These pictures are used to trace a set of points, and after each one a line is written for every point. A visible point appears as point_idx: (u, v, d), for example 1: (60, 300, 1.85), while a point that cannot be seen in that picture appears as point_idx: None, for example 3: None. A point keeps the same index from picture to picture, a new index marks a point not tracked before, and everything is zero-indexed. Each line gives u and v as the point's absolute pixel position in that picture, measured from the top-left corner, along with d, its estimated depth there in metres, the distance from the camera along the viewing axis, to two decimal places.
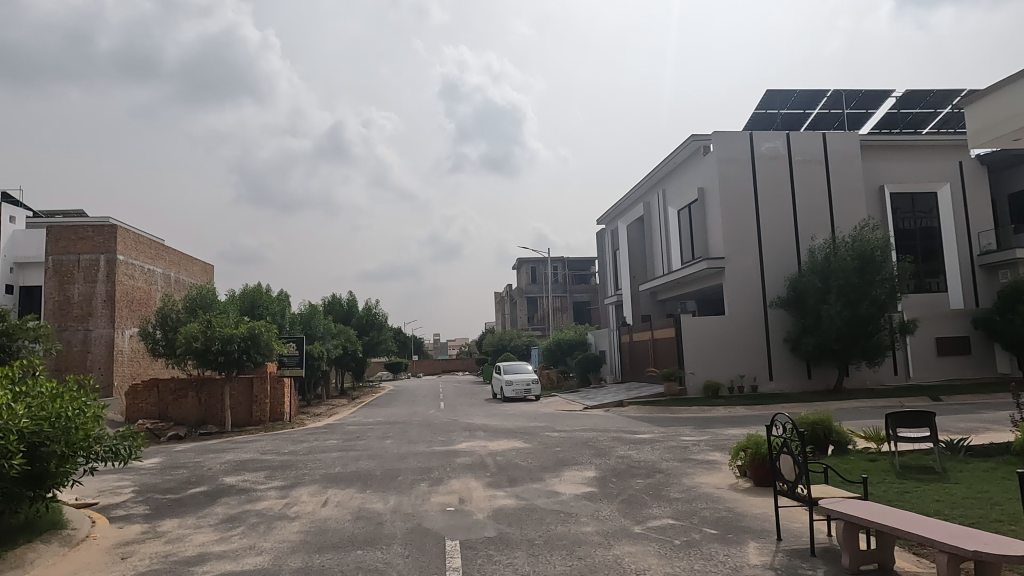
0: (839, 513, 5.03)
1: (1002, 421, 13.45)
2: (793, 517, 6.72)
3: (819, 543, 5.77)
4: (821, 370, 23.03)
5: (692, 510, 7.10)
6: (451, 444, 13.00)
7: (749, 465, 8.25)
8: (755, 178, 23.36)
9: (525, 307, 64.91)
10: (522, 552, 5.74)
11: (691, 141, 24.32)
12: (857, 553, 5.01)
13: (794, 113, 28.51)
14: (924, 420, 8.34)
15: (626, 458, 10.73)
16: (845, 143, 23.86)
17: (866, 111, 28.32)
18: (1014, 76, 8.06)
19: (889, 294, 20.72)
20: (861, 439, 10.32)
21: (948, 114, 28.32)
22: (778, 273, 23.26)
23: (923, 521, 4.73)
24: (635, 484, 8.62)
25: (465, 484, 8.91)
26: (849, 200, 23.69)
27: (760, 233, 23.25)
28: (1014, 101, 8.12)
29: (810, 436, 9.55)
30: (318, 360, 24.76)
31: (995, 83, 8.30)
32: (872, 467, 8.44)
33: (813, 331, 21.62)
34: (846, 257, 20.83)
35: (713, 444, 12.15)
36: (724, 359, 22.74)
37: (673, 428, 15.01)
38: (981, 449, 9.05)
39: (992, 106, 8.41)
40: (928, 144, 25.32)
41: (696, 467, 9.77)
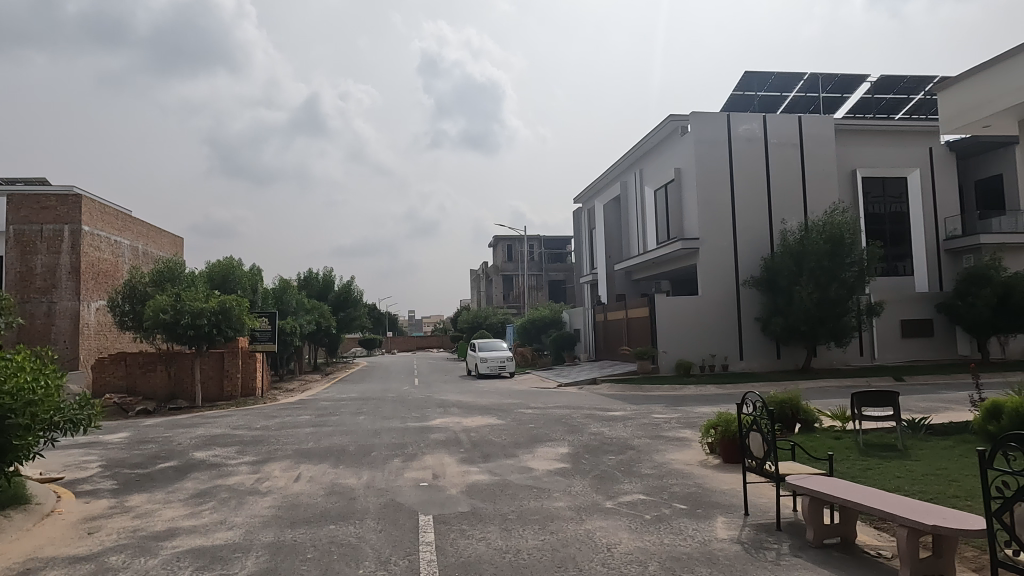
0: (805, 489, 5.13)
1: (961, 401, 13.88)
2: (760, 493, 6.85)
3: (784, 518, 5.92)
4: (789, 351, 23.48)
5: (662, 485, 7.23)
6: (425, 420, 12.99)
7: (719, 443, 8.40)
8: (731, 160, 23.51)
9: (500, 285, 64.68)
10: (495, 526, 5.79)
11: (668, 121, 24.31)
12: (821, 528, 5.14)
13: (770, 96, 28.67)
14: (889, 400, 8.53)
15: (598, 435, 10.85)
16: (820, 127, 24.07)
17: (842, 96, 28.54)
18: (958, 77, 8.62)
19: (857, 277, 21.18)
20: (827, 418, 10.56)
21: (920, 100, 28.70)
22: (751, 254, 23.54)
23: (886, 497, 4.85)
24: (607, 460, 8.74)
25: (439, 460, 8.94)
26: (822, 184, 23.98)
27: (734, 214, 23.45)
28: (956, 101, 8.67)
29: (778, 414, 9.73)
30: (290, 335, 24.48)
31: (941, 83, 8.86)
32: (837, 444, 8.65)
33: (783, 311, 22.00)
34: (817, 239, 21.21)
35: (684, 422, 12.33)
36: (695, 338, 23.06)
37: (645, 406, 15.20)
38: (940, 428, 9.33)
39: (942, 104, 8.88)
40: (901, 130, 25.64)
41: (666, 444, 9.93)
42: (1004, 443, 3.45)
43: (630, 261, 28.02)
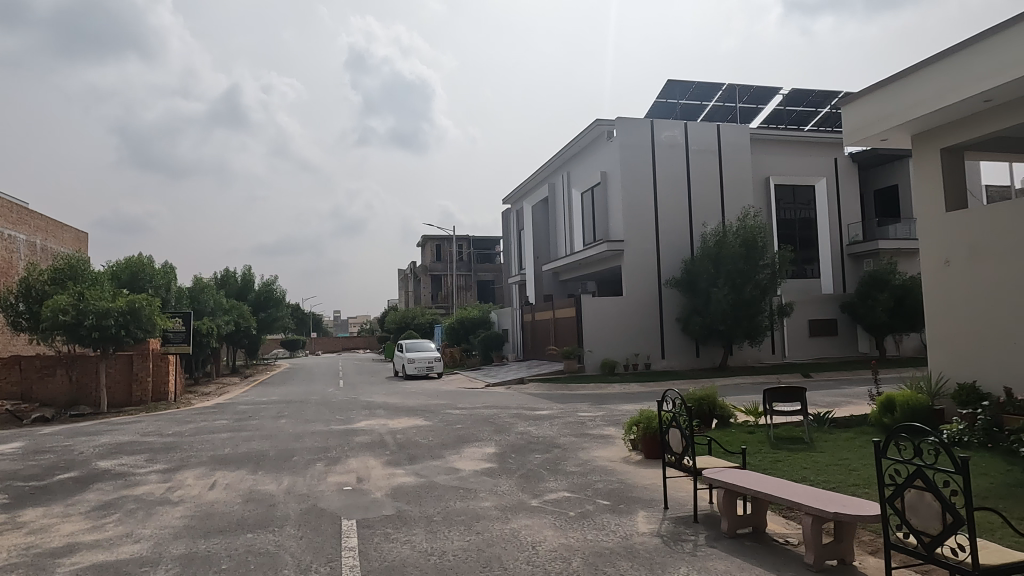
0: (719, 482, 5.35)
1: (861, 395, 14.88)
2: (679, 487, 7.11)
3: (701, 510, 6.16)
4: (708, 349, 24.46)
5: (587, 482, 7.37)
6: (350, 423, 12.71)
7: (641, 440, 8.65)
8: (654, 165, 24.27)
9: (428, 286, 64.14)
10: (421, 528, 5.73)
11: (595, 125, 24.79)
12: (735, 518, 5.38)
13: (691, 104, 29.77)
14: (797, 396, 9.04)
15: (524, 434, 10.94)
16: (736, 135, 25.21)
17: (757, 107, 29.99)
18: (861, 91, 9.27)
19: (770, 279, 22.32)
20: (742, 414, 11.08)
21: (827, 113, 30.55)
22: (672, 255, 24.36)
23: (792, 487, 5.14)
24: (533, 459, 8.82)
25: (364, 463, 8.76)
26: (738, 190, 25.11)
27: (657, 218, 24.21)
28: (860, 113, 9.33)
29: (697, 410, 10.12)
30: (207, 336, 23.39)
31: (847, 96, 9.49)
32: (750, 438, 9.09)
33: (702, 311, 22.91)
34: (733, 243, 22.23)
35: (608, 419, 12.64)
36: (620, 338, 23.66)
37: (571, 404, 15.46)
38: (842, 421, 9.98)
39: (848, 116, 9.53)
40: (810, 141, 27.20)
41: (591, 442, 10.13)
42: (896, 436, 3.67)
43: (557, 262, 28.42)
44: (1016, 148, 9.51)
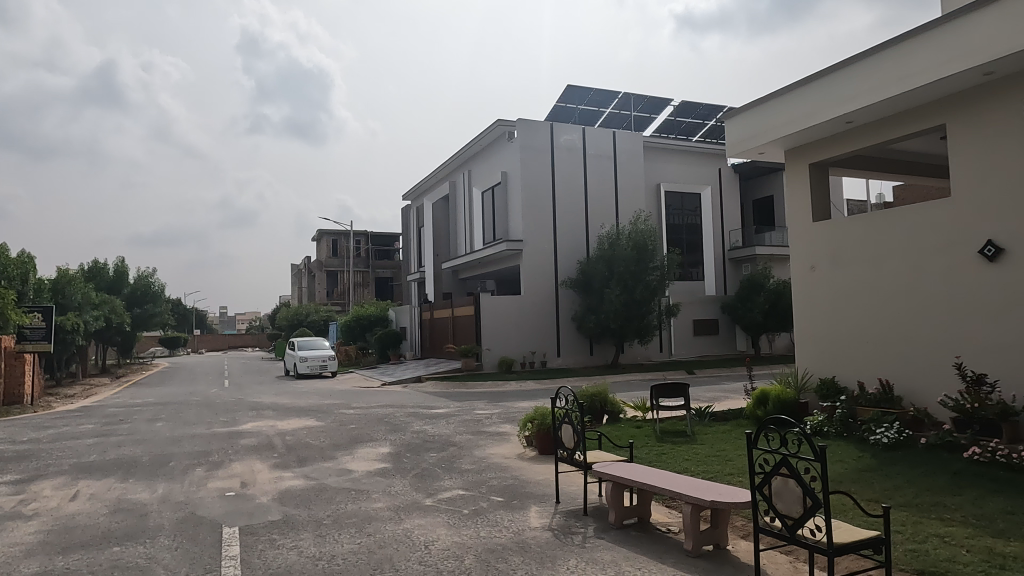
0: (608, 475, 5.55)
1: (737, 390, 15.95)
2: (571, 481, 7.31)
3: (590, 503, 6.36)
4: (601, 348, 25.31)
5: (481, 480, 7.41)
6: (235, 425, 12.05)
7: (535, 436, 8.82)
8: (553, 167, 24.80)
9: (324, 281, 62.04)
10: (309, 533, 5.53)
11: (497, 125, 24.95)
12: (621, 510, 5.61)
13: (590, 110, 30.67)
14: (681, 392, 9.56)
15: (420, 433, 10.84)
16: (631, 142, 26.26)
17: (650, 116, 31.38)
18: (742, 107, 9.94)
19: (659, 280, 23.43)
20: (631, 409, 11.56)
21: (713, 126, 32.50)
22: (569, 256, 25.01)
23: (674, 478, 5.43)
24: (428, 458, 8.75)
25: (249, 466, 8.34)
26: (631, 194, 26.18)
27: (555, 219, 24.76)
28: (742, 128, 10.00)
29: (589, 407, 10.45)
30: (71, 333, 21.35)
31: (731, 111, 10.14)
32: (638, 433, 9.51)
33: (596, 311, 23.70)
34: (626, 246, 23.17)
35: (505, 416, 12.78)
36: (517, 336, 23.98)
37: (468, 402, 15.50)
38: (721, 415, 10.66)
39: (731, 130, 10.19)
40: (697, 151, 28.81)
41: (487, 439, 10.20)
42: (767, 425, 4.01)
43: (457, 260, 28.37)
44: (872, 167, 10.57)
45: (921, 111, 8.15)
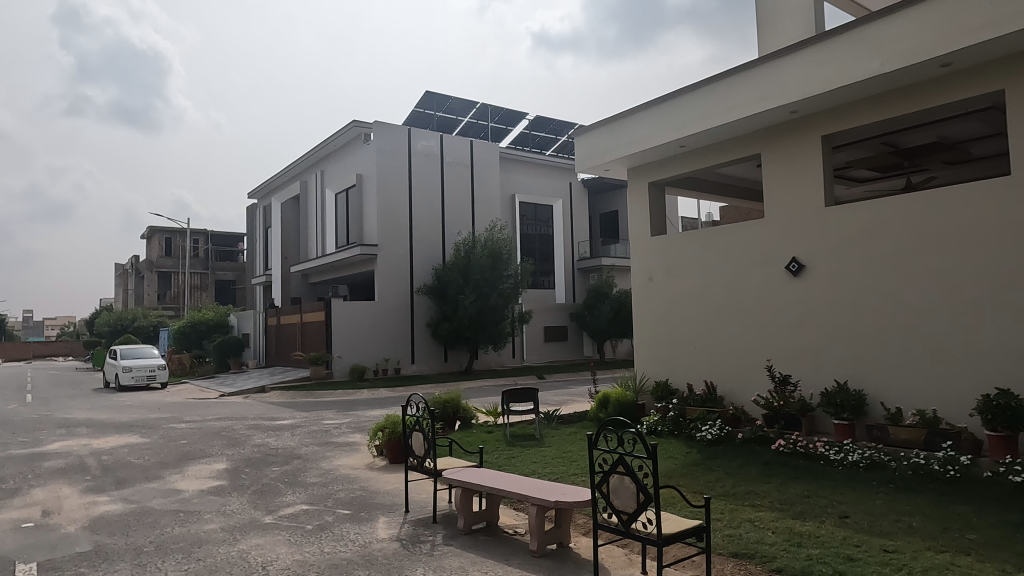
0: (458, 482, 5.56)
1: (583, 393, 16.77)
2: (420, 489, 7.25)
3: (440, 511, 6.35)
4: (455, 354, 25.41)
5: (327, 493, 7.11)
6: (37, 446, 10.53)
7: (385, 445, 8.64)
8: (410, 173, 24.56)
9: (154, 284, 56.39)
10: (126, 564, 4.96)
11: (352, 126, 24.20)
12: (470, 515, 5.64)
13: (447, 117, 30.83)
14: (530, 396, 9.86)
15: (262, 446, 10.19)
16: (487, 152, 26.74)
17: (506, 128, 32.21)
18: (591, 125, 10.49)
19: (513, 288, 24.02)
20: (483, 415, 11.71)
21: (565, 142, 34.07)
22: (425, 262, 24.89)
23: (521, 481, 5.56)
24: (270, 472, 8.25)
25: (54, 493, 7.32)
26: (487, 203, 26.65)
27: (411, 225, 24.52)
28: (590, 145, 10.56)
29: (441, 413, 10.44)
30: None
31: (581, 128, 10.66)
32: (489, 437, 9.66)
33: (451, 317, 23.78)
34: (482, 254, 23.53)
35: (354, 426, 12.39)
36: (370, 343, 23.39)
37: (315, 412, 14.82)
38: (567, 417, 11.14)
39: (581, 146, 10.72)
40: (550, 164, 29.99)
41: (334, 450, 9.82)
42: (603, 430, 4.18)
43: (307, 264, 27.10)
44: (700, 188, 11.64)
45: (740, 140, 9.12)
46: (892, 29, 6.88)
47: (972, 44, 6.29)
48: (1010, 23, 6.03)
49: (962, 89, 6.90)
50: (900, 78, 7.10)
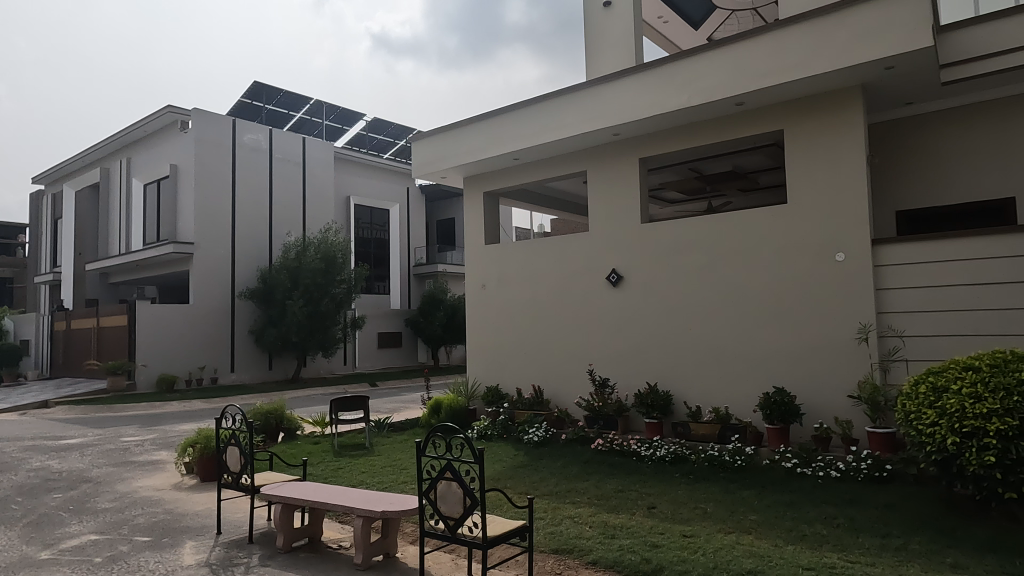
0: (277, 497, 5.23)
1: (415, 400, 16.65)
2: (235, 508, 6.71)
3: (257, 530, 5.92)
4: (281, 361, 23.96)
5: (123, 519, 6.32)
6: None
7: (196, 462, 7.89)
8: (234, 167, 22.80)
9: None
10: None
11: (166, 111, 21.93)
12: (290, 532, 5.33)
13: (278, 111, 29.15)
14: (360, 404, 9.59)
15: (41, 470, 8.81)
16: (321, 151, 25.65)
17: (342, 127, 31.19)
18: (429, 131, 10.48)
19: (345, 293, 23.26)
20: (309, 425, 11.16)
21: (403, 146, 33.77)
22: (249, 263, 23.23)
23: (346, 492, 5.37)
24: (49, 500, 7.15)
25: None
26: (319, 204, 25.56)
27: (234, 223, 22.77)
28: (428, 151, 10.56)
29: (261, 425, 9.78)
30: None
31: (419, 133, 10.61)
32: (314, 449, 9.22)
33: (277, 323, 22.43)
34: (313, 257, 22.54)
35: (160, 442, 11.17)
36: (182, 350, 21.28)
37: (112, 429, 13.14)
38: (399, 424, 10.98)
39: (419, 151, 10.68)
40: (387, 168, 29.52)
41: (134, 470, 8.77)
42: (432, 436, 4.18)
43: (106, 261, 24.02)
44: (533, 201, 12.13)
45: (569, 157, 9.65)
46: (699, 67, 7.71)
47: (760, 88, 7.24)
48: (789, 73, 7.04)
49: (753, 126, 7.91)
50: (705, 111, 7.97)
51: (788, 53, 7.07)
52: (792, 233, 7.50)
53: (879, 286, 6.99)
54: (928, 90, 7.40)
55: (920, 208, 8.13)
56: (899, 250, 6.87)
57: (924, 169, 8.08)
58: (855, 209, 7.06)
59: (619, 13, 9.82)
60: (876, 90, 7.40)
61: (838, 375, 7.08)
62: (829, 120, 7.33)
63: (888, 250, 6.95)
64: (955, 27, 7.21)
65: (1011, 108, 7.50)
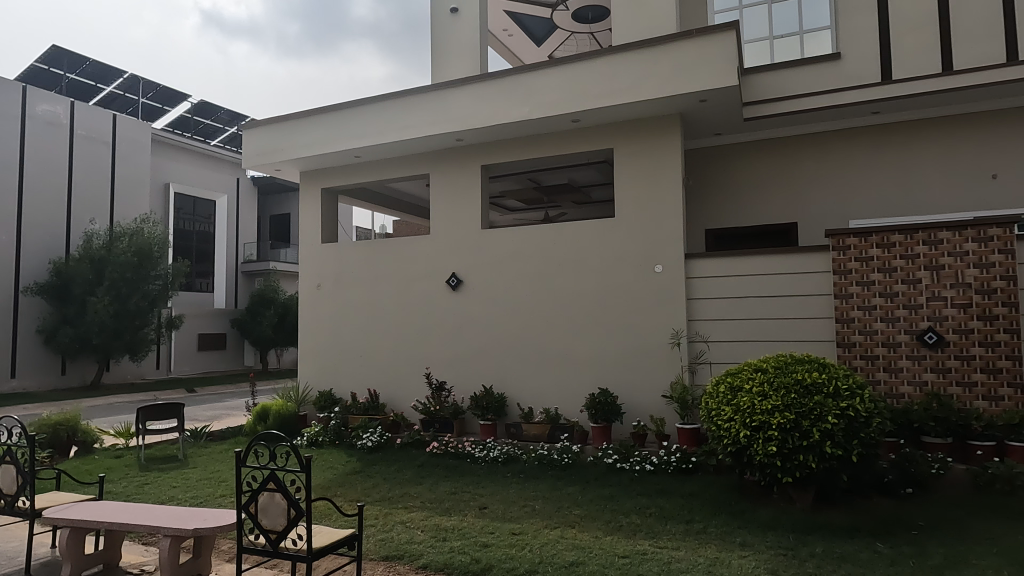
0: (63, 521, 4.54)
1: (239, 407, 15.48)
2: (10, 537, 5.76)
3: (37, 560, 5.13)
4: (76, 366, 21.03)
5: None
6: None
7: None
8: (23, 141, 19.65)
9: None
10: None
11: None
12: (81, 560, 4.68)
13: (83, 82, 25.71)
14: (173, 412, 8.72)
15: None
16: (136, 131, 23.02)
17: (162, 107, 28.30)
18: (263, 120, 9.87)
19: (160, 290, 21.06)
20: (110, 437, 9.93)
21: (233, 134, 31.43)
22: (39, 253, 20.17)
23: (151, 510, 4.81)
24: None
25: None
26: (132, 190, 22.92)
27: (21, 205, 19.63)
28: (261, 140, 9.93)
29: (48, 439, 8.51)
30: None
31: (251, 121, 9.94)
32: (115, 463, 8.21)
33: (74, 322, 19.72)
34: (124, 250, 20.19)
35: None
36: None
37: None
38: (219, 433, 10.13)
39: (251, 140, 10.01)
40: (215, 156, 27.27)
41: None
42: (253, 447, 3.88)
43: None
44: (373, 201, 11.87)
45: (412, 159, 9.58)
46: (539, 83, 8.04)
47: (593, 108, 7.72)
48: (618, 96, 7.58)
49: (586, 142, 8.41)
50: (544, 125, 8.32)
51: (618, 78, 7.61)
52: (617, 245, 8.08)
53: (690, 295, 7.75)
54: (733, 122, 8.36)
55: (724, 228, 9.13)
56: (707, 264, 7.68)
57: (728, 193, 9.09)
58: (671, 226, 7.78)
59: (465, 20, 9.94)
60: (692, 119, 8.21)
61: (653, 377, 7.74)
62: (653, 143, 7.99)
63: (699, 264, 7.73)
64: (756, 71, 8.48)
65: (796, 145, 8.71)
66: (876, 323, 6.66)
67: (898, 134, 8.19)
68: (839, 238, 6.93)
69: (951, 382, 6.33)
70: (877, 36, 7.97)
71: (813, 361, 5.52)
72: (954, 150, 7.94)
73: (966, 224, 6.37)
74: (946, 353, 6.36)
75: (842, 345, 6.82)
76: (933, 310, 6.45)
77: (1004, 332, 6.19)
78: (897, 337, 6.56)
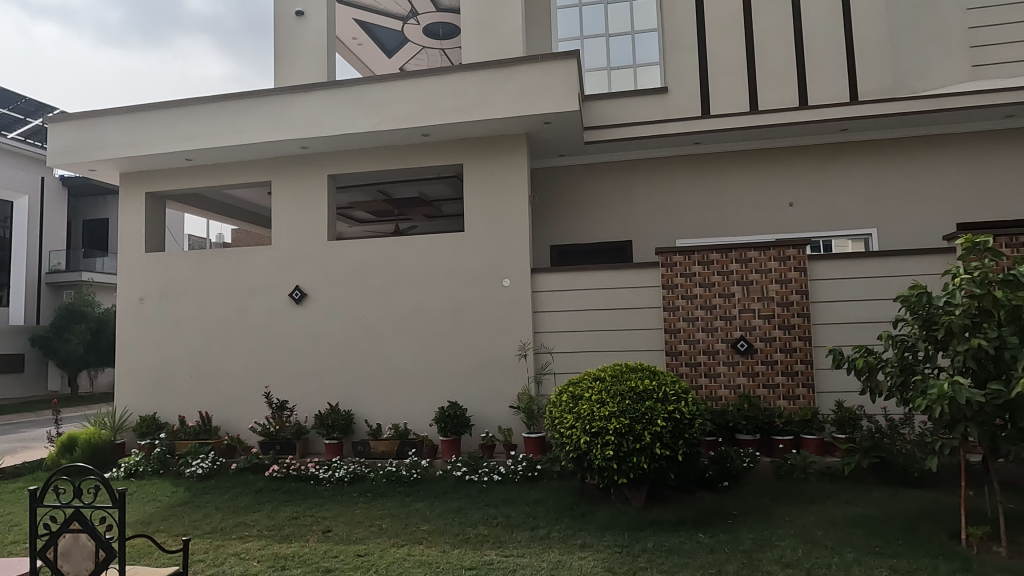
0: None
1: (38, 438, 13.49)
2: None
3: None
4: None
5: None
6: None
7: None
8: None
9: None
10: None
11: None
12: None
13: None
14: None
15: None
16: None
17: None
18: (75, 113, 8.80)
19: None
20: None
21: (37, 127, 27.64)
22: None
23: None
24: None
25: None
26: None
27: None
28: (73, 135, 8.85)
29: None
30: None
31: (60, 113, 8.82)
32: None
33: None
34: None
35: None
36: None
37: None
38: (10, 470, 8.74)
39: (60, 134, 8.88)
40: (14, 151, 23.78)
41: None
42: (55, 481, 3.38)
43: None
44: (207, 208, 11.02)
45: (252, 166, 9.04)
46: (389, 94, 7.97)
47: (443, 123, 7.79)
48: (468, 113, 7.72)
49: (436, 157, 8.46)
50: (395, 137, 8.26)
51: (468, 95, 7.76)
52: (466, 259, 8.19)
53: (536, 308, 8.04)
54: (575, 144, 8.85)
55: (567, 244, 9.59)
56: (552, 278, 8.02)
57: (571, 212, 9.58)
58: (519, 242, 8.05)
59: (313, 25, 9.61)
60: (538, 139, 8.57)
61: (501, 388, 7.93)
62: (502, 160, 8.23)
63: (544, 278, 8.06)
64: (595, 98, 9.06)
65: (631, 168, 9.39)
66: (698, 333, 7.36)
67: (716, 163, 9.14)
68: (668, 256, 7.56)
69: (758, 385, 7.15)
70: (698, 74, 8.87)
71: (645, 369, 5.96)
72: (760, 180, 9.02)
73: (769, 244, 7.24)
74: (755, 359, 7.18)
75: (671, 354, 7.43)
76: (745, 321, 7.25)
77: (799, 340, 7.12)
78: (716, 345, 7.29)
